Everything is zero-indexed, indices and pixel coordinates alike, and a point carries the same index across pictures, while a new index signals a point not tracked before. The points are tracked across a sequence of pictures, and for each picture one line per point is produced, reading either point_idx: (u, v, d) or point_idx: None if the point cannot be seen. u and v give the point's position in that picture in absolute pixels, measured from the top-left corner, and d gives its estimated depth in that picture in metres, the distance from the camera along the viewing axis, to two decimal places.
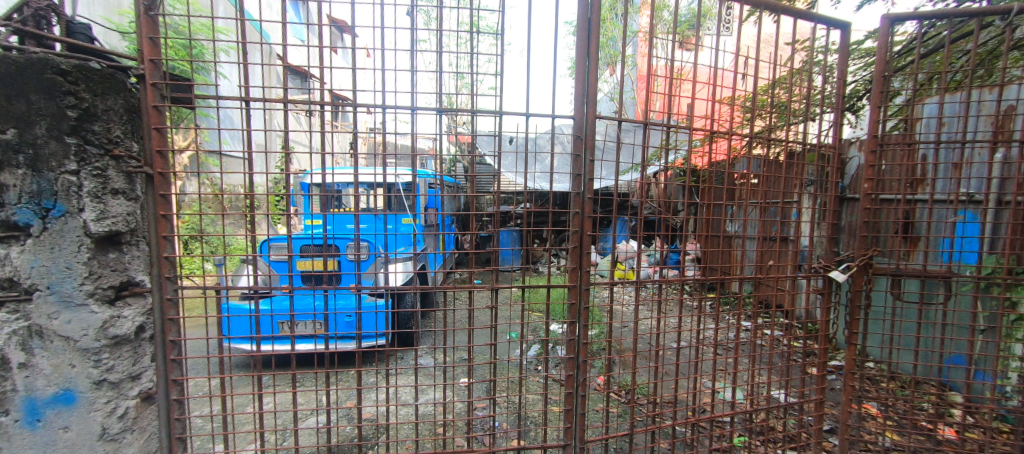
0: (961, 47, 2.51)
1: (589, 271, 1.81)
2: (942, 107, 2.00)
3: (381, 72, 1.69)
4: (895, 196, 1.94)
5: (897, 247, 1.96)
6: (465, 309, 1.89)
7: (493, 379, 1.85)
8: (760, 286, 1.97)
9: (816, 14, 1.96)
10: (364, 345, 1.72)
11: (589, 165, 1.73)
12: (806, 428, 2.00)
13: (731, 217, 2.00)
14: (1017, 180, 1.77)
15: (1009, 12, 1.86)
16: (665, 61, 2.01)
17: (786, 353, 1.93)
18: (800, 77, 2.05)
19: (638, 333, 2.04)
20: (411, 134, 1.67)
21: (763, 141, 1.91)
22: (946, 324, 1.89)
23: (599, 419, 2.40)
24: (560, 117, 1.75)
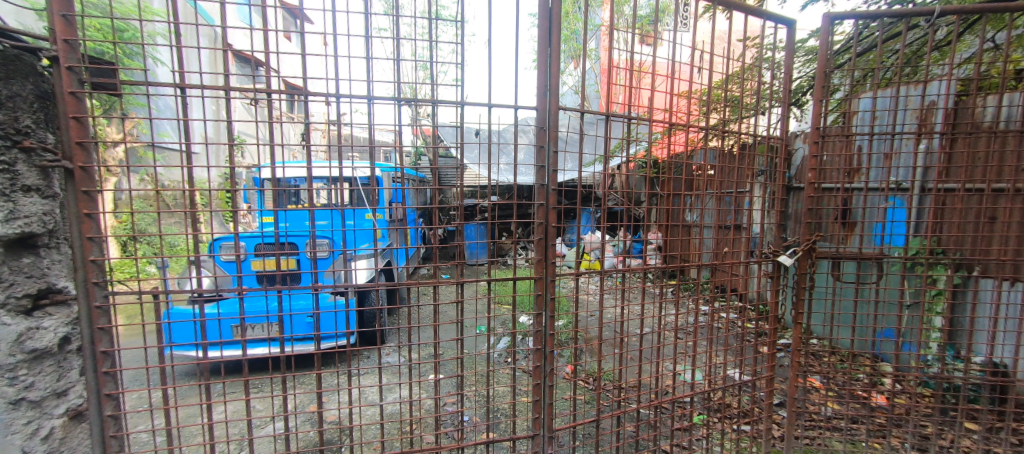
0: (891, 46, 2.72)
1: (555, 262, 1.82)
2: (875, 102, 2.16)
3: (334, 59, 1.60)
4: (836, 184, 2.08)
5: (837, 232, 2.10)
6: (431, 304, 1.84)
7: (460, 374, 1.83)
8: (716, 272, 2.06)
9: (766, 12, 2.04)
10: (325, 346, 1.63)
11: (553, 156, 1.74)
12: (758, 404, 2.12)
13: (691, 207, 2.08)
14: (939, 169, 1.95)
15: (931, 14, 2.03)
16: (626, 54, 2.03)
17: (740, 334, 2.04)
18: (753, 72, 2.14)
19: (603, 321, 2.08)
20: (369, 125, 1.60)
21: (718, 133, 1.99)
22: (879, 302, 2.06)
23: (566, 408, 2.44)
24: (523, 108, 1.74)
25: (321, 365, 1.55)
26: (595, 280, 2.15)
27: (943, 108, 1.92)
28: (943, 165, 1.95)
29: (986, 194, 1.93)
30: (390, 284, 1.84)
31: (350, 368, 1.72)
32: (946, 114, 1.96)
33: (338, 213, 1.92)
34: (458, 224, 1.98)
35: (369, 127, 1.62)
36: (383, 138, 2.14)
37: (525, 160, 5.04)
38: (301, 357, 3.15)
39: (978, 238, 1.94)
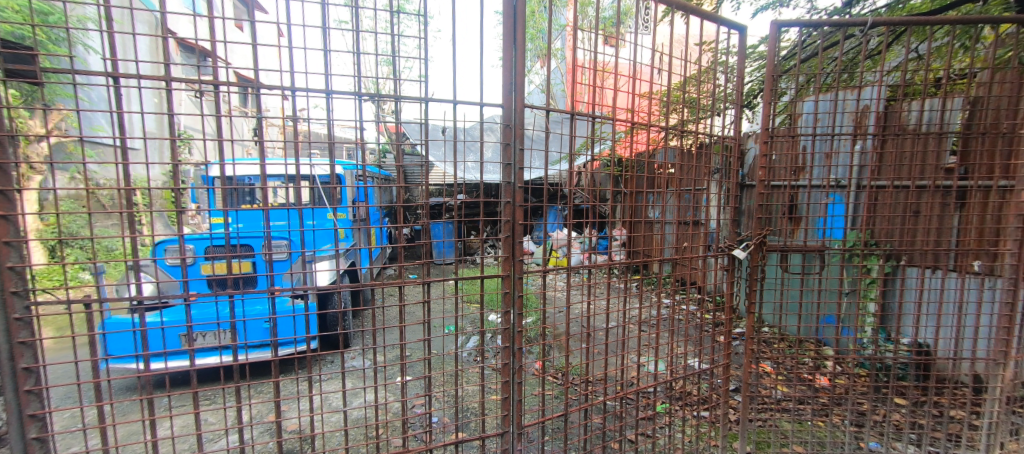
0: (831, 54, 2.94)
1: (522, 260, 1.83)
2: (817, 105, 2.32)
3: (289, 51, 1.51)
4: (784, 182, 2.22)
5: (785, 226, 2.25)
6: (397, 305, 1.80)
7: (428, 374, 1.80)
8: (677, 266, 2.15)
9: (720, 17, 2.14)
10: (284, 353, 1.55)
11: (518, 154, 1.74)
12: (716, 390, 2.24)
13: (653, 204, 2.15)
14: (872, 167, 2.12)
15: (865, 25, 2.20)
16: (590, 54, 2.07)
17: (699, 325, 2.14)
18: (709, 75, 2.24)
19: (569, 317, 2.12)
20: (329, 121, 1.53)
21: (677, 133, 2.07)
22: (821, 290, 2.23)
23: (535, 403, 2.47)
24: (488, 105, 1.73)
25: (281, 373, 1.47)
26: (562, 276, 2.19)
27: (875, 111, 2.10)
28: (876, 164, 2.12)
29: (912, 190, 2.12)
30: (354, 286, 1.77)
31: (311, 374, 1.65)
32: (877, 117, 2.14)
33: (297, 213, 1.82)
34: (424, 222, 1.94)
35: (328, 123, 1.56)
36: (343, 135, 2.07)
37: (491, 158, 5.03)
38: (256, 365, 3.01)
39: (905, 230, 2.13)
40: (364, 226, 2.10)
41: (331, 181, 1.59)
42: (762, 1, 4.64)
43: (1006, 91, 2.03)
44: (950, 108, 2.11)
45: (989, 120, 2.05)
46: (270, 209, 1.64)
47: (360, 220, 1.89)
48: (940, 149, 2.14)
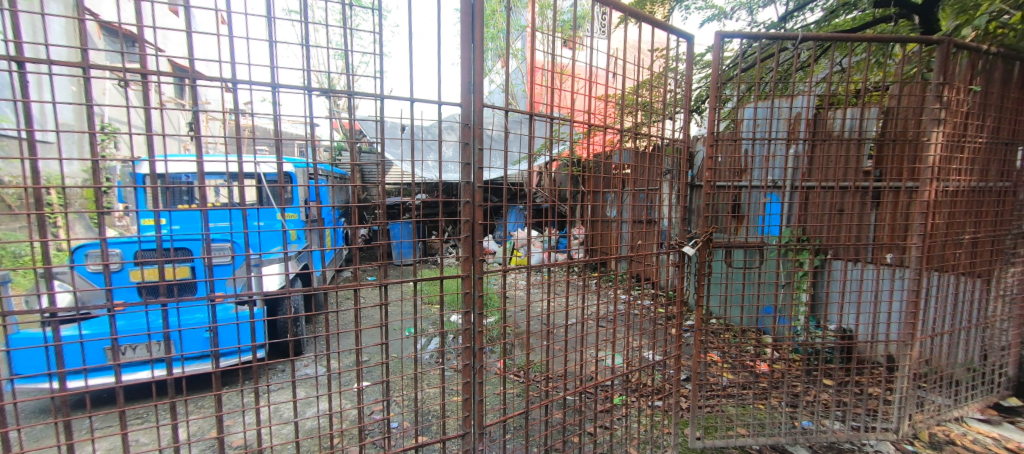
0: (768, 64, 3.18)
1: (482, 260, 1.83)
2: (756, 112, 2.50)
3: (230, 39, 1.39)
4: (728, 183, 2.38)
5: (729, 224, 2.41)
6: (351, 309, 1.73)
7: (386, 379, 1.75)
8: (633, 263, 2.24)
9: (669, 26, 2.25)
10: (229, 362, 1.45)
11: (477, 153, 1.73)
12: (669, 380, 2.36)
13: (611, 203, 2.22)
14: (804, 170, 2.31)
15: (797, 39, 2.40)
16: (548, 56, 2.10)
17: (653, 319, 2.25)
18: (662, 81, 2.35)
19: (530, 315, 2.15)
20: (275, 116, 1.43)
21: (631, 135, 2.16)
22: (761, 283, 2.41)
23: (496, 402, 2.48)
24: (446, 103, 1.70)
25: (228, 384, 1.36)
26: (523, 274, 2.22)
27: (806, 118, 2.30)
28: (807, 167, 2.32)
29: (836, 190, 2.34)
30: (306, 290, 1.69)
31: (260, 384, 1.54)
32: (808, 124, 2.34)
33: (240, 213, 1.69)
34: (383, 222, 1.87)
35: (275, 119, 1.46)
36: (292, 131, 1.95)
37: (451, 157, 5.00)
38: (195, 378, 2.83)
39: (831, 226, 2.35)
40: (317, 228, 2.00)
41: (278, 182, 1.49)
42: (708, 13, 4.97)
43: (912, 103, 2.29)
44: (868, 117, 2.35)
45: (899, 128, 2.30)
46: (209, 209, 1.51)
47: (311, 222, 1.79)
48: (860, 154, 2.38)
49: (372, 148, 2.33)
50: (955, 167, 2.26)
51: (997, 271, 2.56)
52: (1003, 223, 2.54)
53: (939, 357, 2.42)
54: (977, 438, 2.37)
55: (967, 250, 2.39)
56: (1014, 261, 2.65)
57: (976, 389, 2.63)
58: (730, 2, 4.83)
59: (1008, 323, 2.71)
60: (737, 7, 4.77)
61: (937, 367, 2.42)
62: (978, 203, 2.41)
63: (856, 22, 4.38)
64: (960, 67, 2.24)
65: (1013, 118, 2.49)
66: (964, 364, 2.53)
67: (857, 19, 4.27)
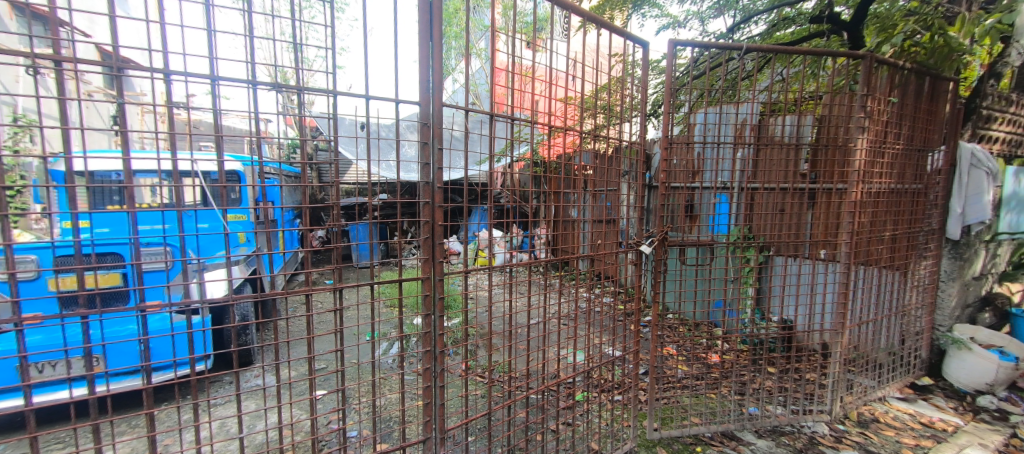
0: (717, 72, 3.36)
1: (443, 261, 1.80)
2: (706, 117, 2.63)
3: (161, 26, 1.26)
4: (682, 184, 2.50)
5: (683, 224, 2.53)
6: (303, 315, 1.64)
7: (341, 387, 1.69)
8: (593, 262, 2.30)
9: (626, 32, 2.33)
10: (180, 378, 1.33)
11: (437, 153, 1.70)
12: (629, 374, 2.44)
13: (573, 204, 2.26)
14: (749, 172, 2.46)
15: (743, 49, 2.55)
16: (509, 57, 2.10)
17: (612, 316, 2.32)
18: (620, 86, 2.43)
19: (492, 315, 2.16)
20: (215, 111, 1.30)
21: (591, 138, 2.21)
22: (712, 279, 2.54)
23: (458, 405, 2.46)
24: (404, 101, 1.65)
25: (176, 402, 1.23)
26: (486, 275, 2.22)
27: (750, 124, 2.45)
28: (752, 169, 2.47)
29: (777, 191, 2.52)
30: (258, 296, 1.58)
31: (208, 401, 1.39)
32: (752, 129, 2.50)
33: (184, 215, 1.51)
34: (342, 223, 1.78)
35: (215, 114, 1.33)
36: (238, 127, 1.82)
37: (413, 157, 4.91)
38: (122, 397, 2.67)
39: (774, 225, 2.52)
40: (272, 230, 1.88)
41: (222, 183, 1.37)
42: (663, 21, 5.20)
43: (842, 112, 2.51)
44: (805, 124, 2.54)
45: (831, 135, 2.51)
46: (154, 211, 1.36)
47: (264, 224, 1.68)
48: (798, 158, 2.57)
49: (325, 146, 2.22)
50: (877, 171, 2.50)
51: (912, 264, 2.86)
52: (917, 221, 2.84)
53: (866, 342, 2.66)
54: (897, 415, 2.64)
55: (888, 246, 2.65)
56: (926, 255, 2.98)
57: (896, 371, 2.93)
58: (683, 12, 5.08)
59: (921, 310, 3.04)
60: (689, 17, 5.03)
61: (864, 352, 2.67)
62: (896, 203, 2.67)
63: (794, 36, 4.75)
64: (881, 81, 2.48)
65: (924, 127, 2.78)
66: (886, 348, 2.81)
67: (795, 33, 4.62)
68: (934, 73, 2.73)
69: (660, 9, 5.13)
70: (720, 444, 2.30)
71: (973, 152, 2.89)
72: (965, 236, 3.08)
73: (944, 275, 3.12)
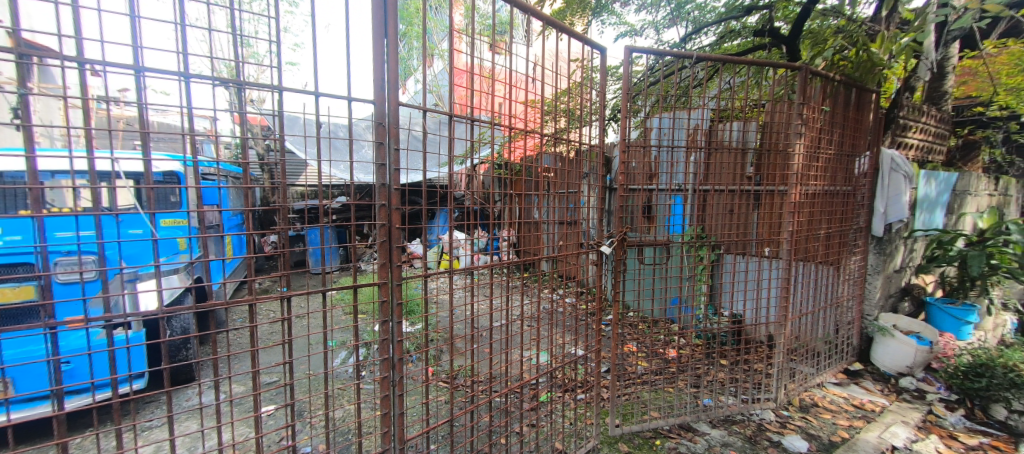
0: (671, 79, 3.52)
1: (401, 265, 1.74)
2: (661, 122, 2.75)
3: (71, 8, 1.09)
4: (640, 187, 2.58)
5: (641, 225, 2.62)
6: (246, 327, 1.51)
7: (291, 402, 1.59)
8: (556, 263, 2.33)
9: (585, 38, 2.38)
10: (170, 389, 1.20)
11: (394, 154, 1.65)
12: (591, 372, 2.48)
13: (538, 205, 2.28)
14: (702, 175, 2.58)
15: (695, 58, 2.67)
16: (468, 58, 2.08)
17: (575, 315, 2.37)
18: (580, 90, 2.48)
19: (454, 320, 2.12)
20: (140, 105, 1.15)
21: (552, 141, 2.24)
22: (668, 278, 2.65)
23: (420, 413, 2.40)
24: (358, 100, 1.57)
25: (97, 429, 1.08)
26: (448, 279, 2.18)
27: (702, 130, 2.58)
28: (704, 172, 2.60)
29: (727, 193, 2.66)
30: (198, 306, 1.40)
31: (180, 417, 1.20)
32: (704, 134, 2.63)
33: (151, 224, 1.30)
34: (293, 225, 1.68)
35: (142, 110, 1.18)
36: (171, 124, 1.67)
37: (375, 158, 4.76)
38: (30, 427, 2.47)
39: (724, 224, 2.66)
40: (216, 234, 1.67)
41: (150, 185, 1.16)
42: (621, 28, 5.37)
43: (782, 119, 2.69)
44: (750, 130, 2.70)
45: (773, 141, 2.69)
46: (94, 217, 1.14)
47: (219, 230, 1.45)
48: (745, 161, 2.72)
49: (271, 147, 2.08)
50: (812, 174, 2.71)
51: (844, 259, 3.12)
52: (847, 220, 3.10)
53: (806, 333, 2.87)
54: (833, 399, 2.87)
55: (823, 243, 2.87)
56: (855, 251, 3.26)
57: (832, 358, 3.18)
58: (640, 21, 5.29)
59: (853, 301, 3.33)
60: (645, 26, 5.23)
61: (805, 342, 2.88)
62: (830, 204, 2.91)
63: (739, 48, 5.08)
64: (815, 91, 2.69)
65: (852, 134, 3.05)
66: (823, 337, 3.04)
67: (741, 45, 4.94)
68: (860, 85, 2.99)
69: (619, 16, 5.30)
70: (678, 436, 2.41)
71: (893, 158, 3.21)
72: (888, 233, 3.40)
73: (871, 269, 3.44)
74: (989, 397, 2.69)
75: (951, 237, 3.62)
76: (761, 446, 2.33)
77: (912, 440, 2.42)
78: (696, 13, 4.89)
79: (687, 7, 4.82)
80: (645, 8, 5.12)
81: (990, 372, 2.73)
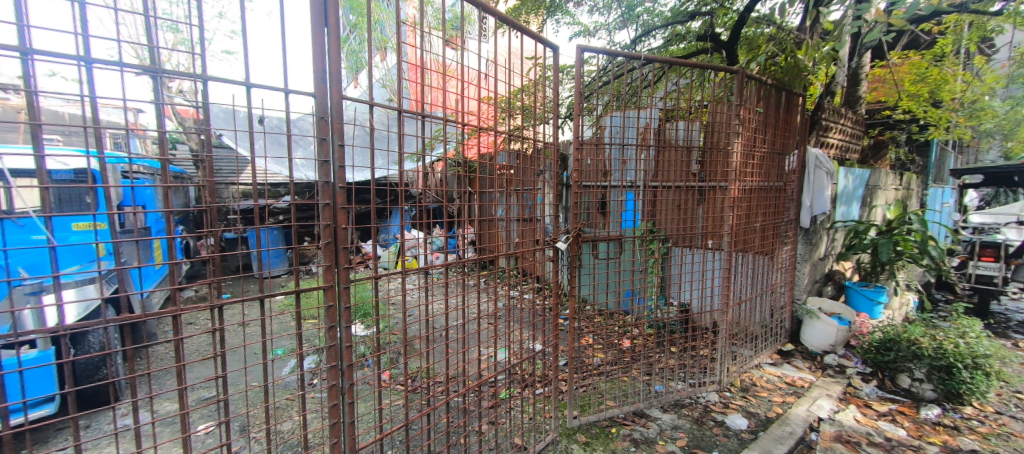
0: (622, 79, 3.63)
1: (349, 268, 1.67)
2: (613, 120, 2.82)
3: None
4: (594, 183, 2.64)
5: (596, 221, 2.69)
6: (168, 342, 1.27)
7: (225, 419, 1.47)
8: (518, 260, 2.33)
9: (538, 36, 2.39)
10: (74, 415, 1.01)
11: (338, 150, 1.57)
12: (550, 365, 2.51)
13: (498, 203, 2.25)
14: (654, 171, 2.68)
15: (644, 59, 2.76)
16: (420, 52, 2.01)
17: (532, 312, 2.39)
18: (534, 88, 2.49)
19: (408, 321, 2.07)
20: (28, 93, 0.98)
21: (514, 138, 2.23)
22: (622, 271, 2.74)
23: (372, 420, 2.31)
24: (296, 92, 1.46)
25: None
26: (402, 280, 2.11)
27: (652, 129, 2.68)
28: (655, 169, 2.70)
29: (675, 189, 2.78)
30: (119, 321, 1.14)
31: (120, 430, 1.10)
32: (653, 133, 2.73)
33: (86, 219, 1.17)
34: (231, 225, 1.53)
35: (30, 99, 0.99)
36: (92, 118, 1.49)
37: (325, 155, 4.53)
38: None
39: (673, 218, 2.78)
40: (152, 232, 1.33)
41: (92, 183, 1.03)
42: (575, 28, 5.47)
43: (723, 120, 2.86)
44: (695, 129, 2.84)
45: (714, 139, 2.86)
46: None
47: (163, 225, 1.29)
48: (691, 159, 2.86)
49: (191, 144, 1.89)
50: (748, 171, 2.93)
51: (777, 249, 3.39)
52: (779, 213, 3.38)
53: (745, 319, 3.10)
54: (769, 378, 3.12)
55: (758, 235, 3.10)
56: (786, 241, 3.56)
57: (768, 340, 3.45)
58: (593, 22, 5.43)
59: (785, 288, 3.63)
60: (598, 27, 5.38)
61: (744, 327, 3.10)
62: (764, 199, 3.15)
63: (685, 51, 5.35)
64: (750, 93, 2.89)
65: (782, 134, 3.32)
66: (761, 322, 3.30)
67: (686, 48, 5.20)
68: (789, 89, 3.26)
69: (573, 17, 5.40)
70: (632, 423, 2.51)
71: (817, 156, 3.54)
72: (813, 225, 3.75)
73: (800, 257, 3.78)
74: (896, 368, 3.04)
75: (866, 227, 4.06)
76: (707, 426, 2.49)
77: (835, 411, 2.69)
78: (646, 16, 5.08)
79: (637, 10, 5.01)
80: (598, 10, 5.26)
81: (896, 346, 3.07)
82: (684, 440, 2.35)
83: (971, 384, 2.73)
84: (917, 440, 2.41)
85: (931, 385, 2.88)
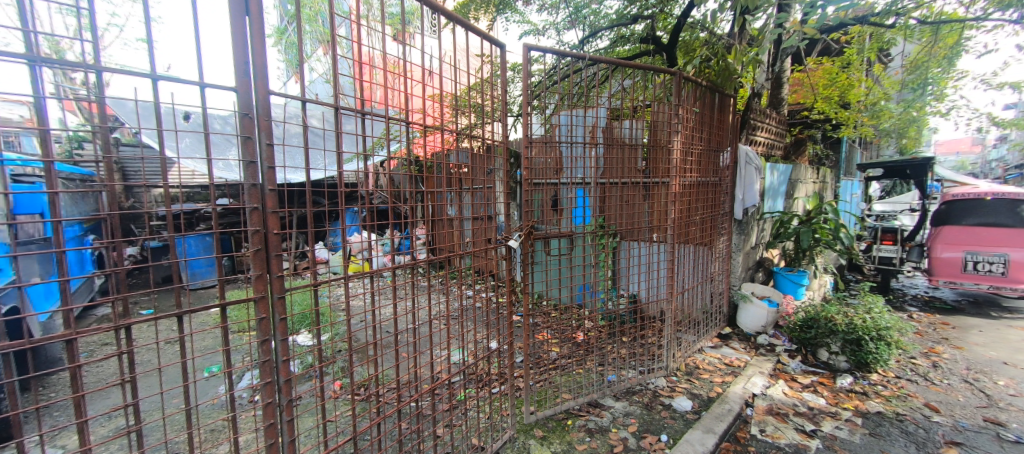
0: (570, 78, 3.71)
1: (284, 276, 1.55)
2: (563, 119, 2.87)
3: None
4: (546, 181, 2.67)
5: (548, 218, 2.73)
6: (62, 370, 1.08)
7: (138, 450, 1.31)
8: (473, 259, 2.29)
9: (484, 33, 2.36)
10: None
11: (265, 150, 1.45)
12: (507, 361, 2.50)
13: (450, 203, 2.19)
14: (603, 168, 2.75)
15: (589, 60, 2.83)
16: (361, 46, 1.91)
17: (487, 310, 2.37)
18: (483, 85, 2.46)
19: (354, 328, 1.98)
20: None
21: (465, 136, 2.20)
22: (574, 266, 2.79)
23: (316, 436, 2.18)
24: (213, 86, 1.33)
25: None
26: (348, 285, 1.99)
27: (600, 127, 2.76)
28: (604, 166, 2.78)
29: (623, 185, 2.88)
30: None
31: None
32: (602, 131, 2.80)
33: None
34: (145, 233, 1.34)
35: None
36: None
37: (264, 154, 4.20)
38: None
39: (621, 213, 2.88)
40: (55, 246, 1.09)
41: None
42: (525, 27, 5.52)
43: (665, 119, 3.01)
44: (639, 127, 2.95)
45: (657, 137, 3.01)
46: None
47: (63, 235, 1.07)
48: (637, 156, 2.97)
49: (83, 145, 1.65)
50: (688, 168, 3.11)
51: (715, 240, 3.64)
52: (716, 206, 3.62)
53: (689, 306, 3.30)
54: (710, 360, 3.35)
55: (699, 227, 3.31)
56: (723, 232, 3.82)
57: (710, 325, 3.70)
58: (542, 21, 5.51)
59: (723, 276, 3.90)
60: (547, 26, 5.46)
61: (688, 314, 3.29)
62: (703, 193, 3.37)
63: (631, 52, 5.58)
64: (687, 95, 3.07)
65: (717, 132, 3.56)
66: (702, 308, 3.52)
67: (631, 50, 5.42)
68: (721, 90, 3.50)
69: (522, 15, 5.45)
70: (586, 413, 2.59)
71: (747, 153, 3.84)
72: (745, 216, 4.08)
73: (735, 247, 4.09)
74: (817, 344, 3.37)
75: (791, 217, 4.46)
76: (655, 410, 2.63)
77: (767, 386, 2.95)
78: (592, 17, 5.24)
79: (584, 11, 5.14)
80: (546, 9, 5.34)
81: (817, 324, 3.41)
82: (635, 426, 2.46)
83: (876, 354, 3.10)
84: (834, 407, 2.70)
85: (845, 357, 3.23)
